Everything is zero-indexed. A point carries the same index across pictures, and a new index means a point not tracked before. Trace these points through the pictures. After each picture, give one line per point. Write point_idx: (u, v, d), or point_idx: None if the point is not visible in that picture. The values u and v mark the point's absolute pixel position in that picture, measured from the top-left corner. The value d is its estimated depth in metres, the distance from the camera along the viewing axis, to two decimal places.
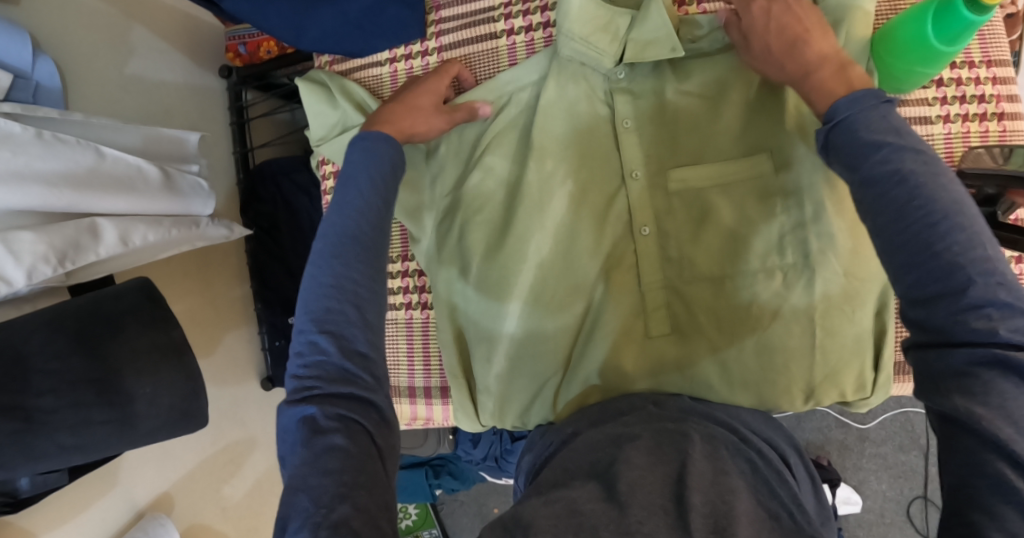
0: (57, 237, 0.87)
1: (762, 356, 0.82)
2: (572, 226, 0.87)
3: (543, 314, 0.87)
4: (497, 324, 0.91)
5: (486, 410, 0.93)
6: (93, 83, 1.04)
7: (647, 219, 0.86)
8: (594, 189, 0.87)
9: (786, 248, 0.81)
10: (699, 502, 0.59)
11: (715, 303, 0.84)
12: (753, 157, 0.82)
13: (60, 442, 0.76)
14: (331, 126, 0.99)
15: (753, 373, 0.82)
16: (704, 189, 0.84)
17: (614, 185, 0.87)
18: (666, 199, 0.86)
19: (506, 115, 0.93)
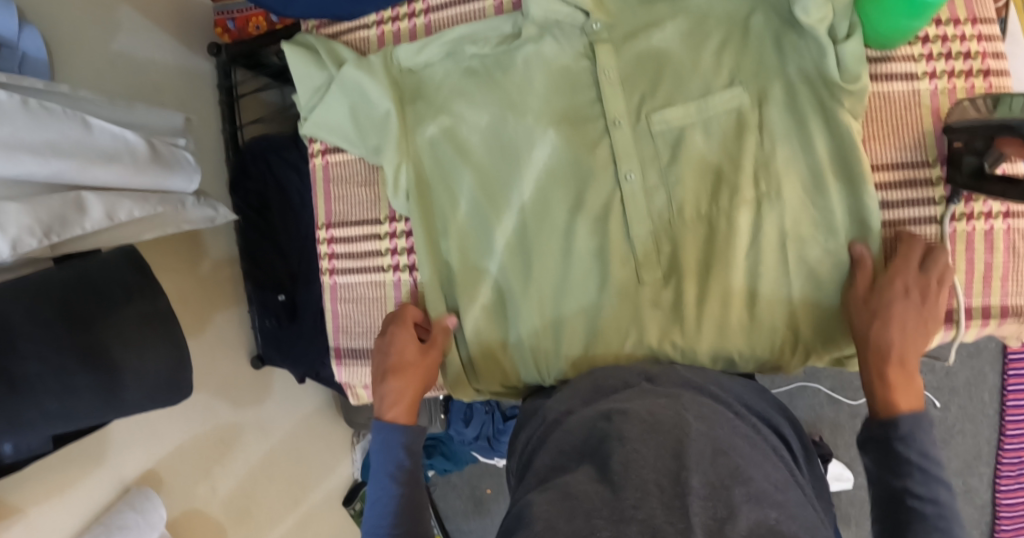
0: (43, 209, 0.86)
1: (755, 299, 0.82)
2: (555, 175, 0.87)
3: (524, 260, 0.89)
4: (482, 277, 0.90)
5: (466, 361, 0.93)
6: (80, 57, 1.02)
7: (633, 165, 0.84)
8: (580, 143, 0.86)
9: (762, 181, 0.81)
10: (698, 484, 0.59)
11: (703, 249, 0.83)
12: (729, 98, 0.82)
13: (47, 408, 0.74)
14: (316, 88, 0.94)
15: (749, 319, 0.83)
16: (685, 128, 0.83)
17: (596, 135, 0.86)
18: (651, 144, 0.84)
19: (480, 64, 0.90)
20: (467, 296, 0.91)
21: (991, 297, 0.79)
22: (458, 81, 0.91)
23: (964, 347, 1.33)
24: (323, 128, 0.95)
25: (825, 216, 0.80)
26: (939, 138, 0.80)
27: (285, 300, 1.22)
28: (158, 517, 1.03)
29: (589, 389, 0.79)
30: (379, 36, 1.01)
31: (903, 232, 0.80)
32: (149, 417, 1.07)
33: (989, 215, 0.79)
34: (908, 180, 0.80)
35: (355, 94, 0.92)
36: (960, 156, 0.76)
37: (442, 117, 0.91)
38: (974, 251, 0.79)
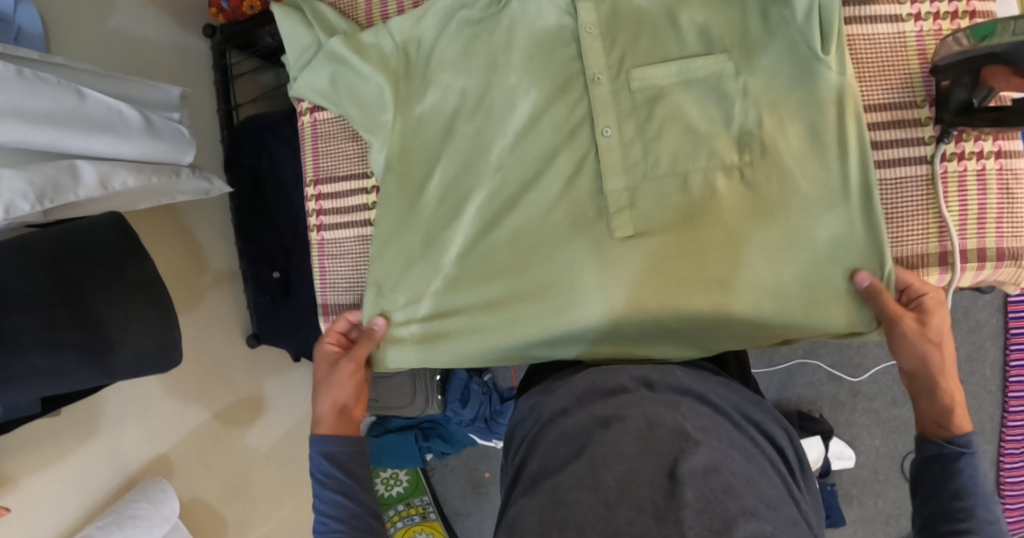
0: (35, 174, 0.87)
1: (765, 260, 0.81)
2: (531, 138, 0.86)
3: (497, 223, 0.87)
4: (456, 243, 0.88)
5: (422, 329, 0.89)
6: (75, 33, 1.03)
7: (610, 120, 0.83)
8: (563, 102, 0.86)
9: (744, 145, 0.81)
10: (692, 498, 0.58)
11: (682, 204, 0.83)
12: (710, 63, 0.81)
13: (32, 363, 0.75)
14: (304, 49, 0.90)
15: (755, 282, 0.81)
16: (667, 87, 0.83)
17: (576, 92, 0.86)
18: (629, 102, 0.83)
19: (467, 28, 0.88)
20: (434, 261, 0.89)
21: (985, 238, 0.80)
22: (446, 45, 0.88)
23: (965, 322, 1.31)
24: (312, 90, 0.91)
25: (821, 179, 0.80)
26: (926, 79, 0.81)
27: (280, 277, 1.24)
28: (173, 510, 1.04)
29: (583, 389, 0.74)
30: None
31: (889, 172, 0.80)
32: (143, 392, 1.06)
33: (981, 156, 0.80)
34: (896, 121, 0.80)
35: (341, 63, 0.89)
36: (948, 95, 0.76)
37: (428, 85, 0.89)
38: (967, 193, 0.80)
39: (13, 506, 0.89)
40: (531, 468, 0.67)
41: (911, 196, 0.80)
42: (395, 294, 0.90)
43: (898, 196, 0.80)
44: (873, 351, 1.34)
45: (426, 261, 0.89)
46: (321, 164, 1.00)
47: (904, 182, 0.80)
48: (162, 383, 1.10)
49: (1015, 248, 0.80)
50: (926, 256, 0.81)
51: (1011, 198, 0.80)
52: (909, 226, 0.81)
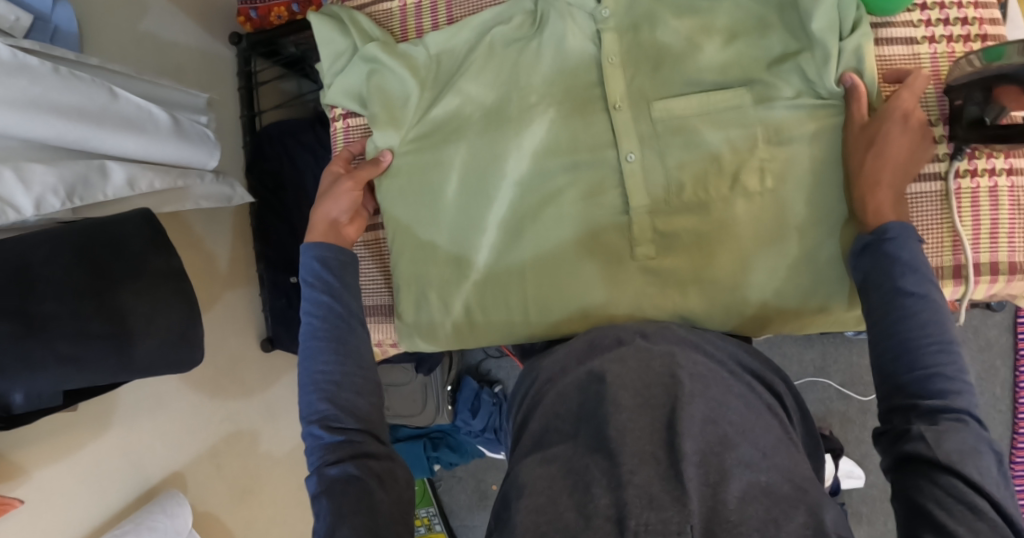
0: (67, 170, 0.88)
1: (770, 282, 0.76)
2: (552, 154, 0.78)
3: (519, 238, 0.80)
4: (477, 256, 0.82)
5: (443, 335, 0.84)
6: (108, 35, 1.06)
7: (633, 145, 0.75)
8: (581, 130, 0.77)
9: (767, 176, 0.74)
10: (692, 450, 0.58)
11: (700, 233, 0.76)
12: (731, 97, 0.74)
13: (57, 348, 0.74)
14: (338, 56, 0.85)
15: (762, 305, 0.76)
16: (688, 120, 0.75)
17: (596, 122, 0.77)
18: (650, 130, 0.76)
19: (498, 45, 0.81)
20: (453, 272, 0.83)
21: (997, 253, 0.77)
22: (477, 55, 0.81)
23: (976, 341, 1.31)
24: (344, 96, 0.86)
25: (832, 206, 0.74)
26: (940, 98, 0.76)
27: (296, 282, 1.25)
28: (186, 525, 1.03)
29: (583, 345, 0.74)
30: (403, 10, 0.89)
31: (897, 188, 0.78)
32: (158, 389, 1.07)
33: (992, 172, 0.76)
34: None
35: (377, 69, 0.83)
36: (959, 112, 0.72)
37: (454, 91, 0.81)
38: (980, 209, 0.77)
39: (26, 498, 0.88)
40: (533, 428, 0.68)
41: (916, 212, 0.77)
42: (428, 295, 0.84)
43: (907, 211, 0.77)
44: None
45: (447, 271, 0.83)
46: None
47: (917, 200, 0.77)
48: (179, 380, 1.10)
49: None
50: (938, 271, 0.77)
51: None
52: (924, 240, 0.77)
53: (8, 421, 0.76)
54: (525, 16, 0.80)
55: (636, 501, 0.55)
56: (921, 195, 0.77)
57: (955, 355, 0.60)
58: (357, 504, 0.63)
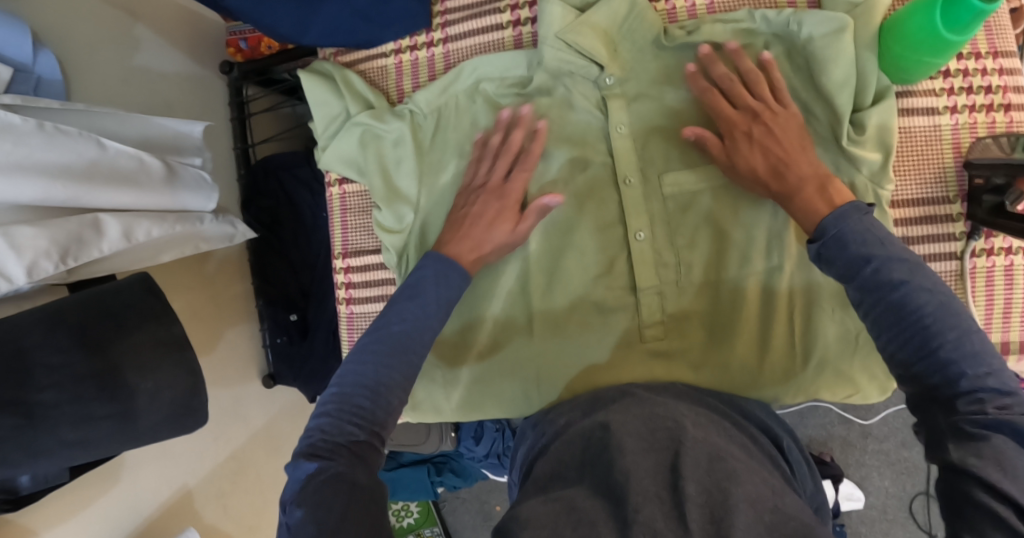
0: (59, 229, 0.82)
1: (782, 352, 0.74)
2: (565, 230, 0.77)
3: (529, 306, 0.79)
4: (486, 323, 0.80)
5: (448, 407, 0.80)
6: (94, 77, 1.02)
7: (643, 223, 0.74)
8: (590, 205, 0.76)
9: (775, 253, 0.73)
10: (695, 492, 0.55)
11: (707, 312, 0.75)
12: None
13: (62, 437, 0.73)
14: (333, 118, 0.82)
15: (771, 378, 0.74)
16: (698, 194, 0.75)
17: (603, 197, 0.76)
18: (662, 209, 0.75)
19: (496, 108, 0.79)
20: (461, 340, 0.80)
21: (1010, 333, 0.74)
22: (474, 118, 0.79)
23: None
24: (341, 161, 0.81)
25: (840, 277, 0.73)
26: (960, 172, 0.74)
27: (297, 318, 1.22)
28: None
29: (588, 399, 0.73)
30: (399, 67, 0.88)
31: None
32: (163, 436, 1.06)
33: (1009, 251, 0.73)
34: (927, 216, 0.74)
35: (374, 135, 0.80)
36: (979, 193, 0.71)
37: (451, 156, 0.80)
38: (991, 290, 0.74)
39: None
40: (537, 472, 0.66)
41: None
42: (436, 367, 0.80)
43: None
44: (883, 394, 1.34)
45: (455, 343, 0.81)
46: (349, 237, 0.84)
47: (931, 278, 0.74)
48: None
49: None
50: None
51: None
52: None
53: (13, 502, 0.77)
54: (517, 79, 0.78)
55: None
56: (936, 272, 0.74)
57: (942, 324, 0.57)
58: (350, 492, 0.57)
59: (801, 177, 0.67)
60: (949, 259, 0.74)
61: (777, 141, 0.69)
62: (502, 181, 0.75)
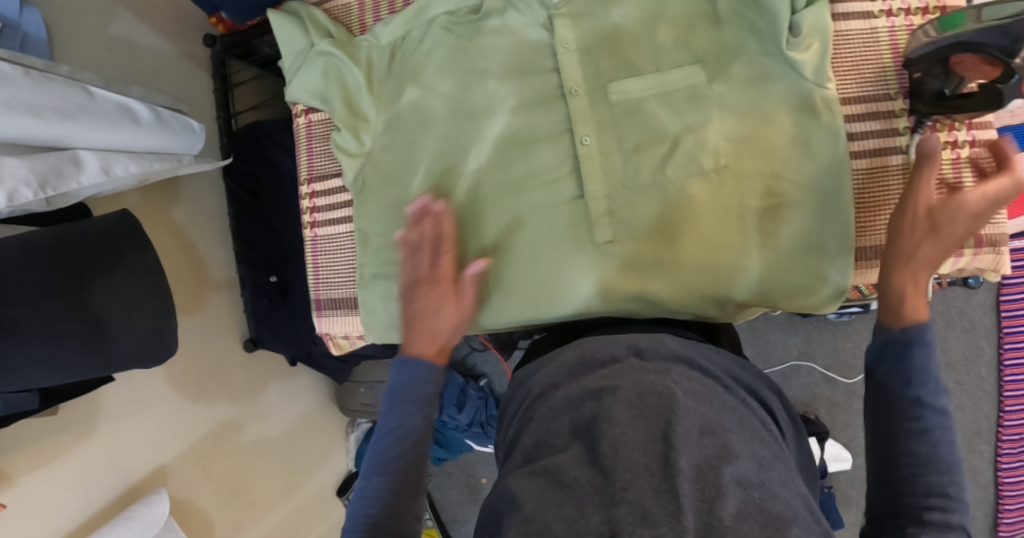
0: (40, 161, 0.81)
1: (742, 262, 0.70)
2: (515, 146, 0.75)
3: (479, 227, 0.76)
4: (435, 247, 0.77)
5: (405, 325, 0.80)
6: (77, 40, 1.04)
7: (590, 127, 0.72)
8: (539, 124, 0.74)
9: (721, 154, 0.69)
10: (687, 465, 0.53)
11: (660, 214, 0.71)
12: (683, 74, 0.70)
13: (31, 351, 0.75)
14: (299, 53, 0.84)
15: (724, 290, 0.70)
16: (645, 101, 0.71)
17: (551, 114, 0.74)
18: (609, 115, 0.72)
19: (450, 33, 0.77)
20: (416, 257, 0.78)
21: None
22: (431, 47, 0.77)
23: (961, 322, 1.31)
24: (305, 92, 0.83)
25: (796, 175, 0.69)
26: (899, 71, 0.74)
27: (277, 281, 1.23)
28: (164, 511, 1.03)
29: (571, 360, 0.68)
30: (361, 5, 0.86)
31: (856, 163, 0.73)
32: (142, 394, 1.06)
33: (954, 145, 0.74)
34: (871, 113, 0.73)
35: (335, 63, 0.80)
36: (920, 84, 0.70)
37: (406, 87, 0.78)
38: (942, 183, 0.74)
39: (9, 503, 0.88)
40: (524, 443, 0.62)
41: (880, 188, 0.73)
42: (387, 283, 0.79)
43: (869, 186, 0.73)
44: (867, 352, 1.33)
45: None
46: (316, 164, 0.87)
47: (881, 173, 0.73)
48: (163, 384, 1.10)
49: (992, 235, 0.74)
50: None
51: None
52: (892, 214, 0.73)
53: None
54: (472, 7, 0.77)
55: (630, 518, 0.49)
56: (889, 166, 0.73)
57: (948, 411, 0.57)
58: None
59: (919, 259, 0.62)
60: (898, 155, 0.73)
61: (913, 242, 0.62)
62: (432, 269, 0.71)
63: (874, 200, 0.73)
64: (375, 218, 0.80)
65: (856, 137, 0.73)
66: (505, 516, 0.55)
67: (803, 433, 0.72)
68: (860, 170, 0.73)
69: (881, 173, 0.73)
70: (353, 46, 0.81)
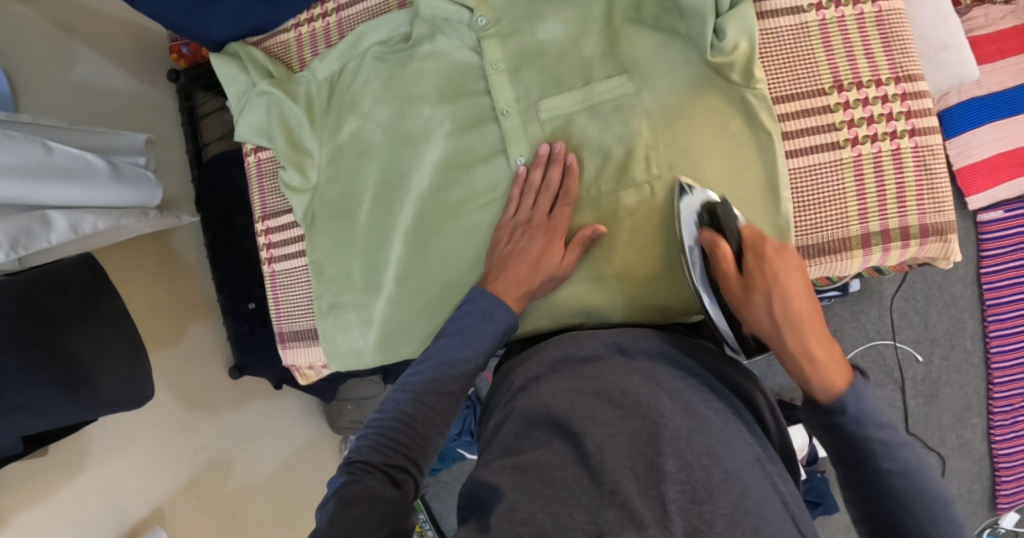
0: (7, 223, 0.82)
1: (675, 265, 0.74)
2: (453, 169, 0.78)
3: (425, 250, 0.80)
4: (387, 271, 0.82)
5: (366, 347, 0.84)
6: (41, 87, 1.05)
7: (524, 147, 0.75)
8: (474, 148, 0.77)
9: (653, 164, 0.72)
10: (672, 468, 0.54)
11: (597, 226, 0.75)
12: (612, 85, 0.72)
13: (10, 401, 0.76)
14: (242, 92, 0.86)
15: (660, 294, 0.75)
16: (574, 116, 0.74)
17: (485, 137, 0.77)
18: (540, 132, 0.75)
19: (382, 63, 0.79)
20: (370, 283, 0.83)
21: (907, 217, 0.73)
22: (367, 79, 0.80)
23: (942, 297, 1.30)
24: (251, 130, 0.86)
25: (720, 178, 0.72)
26: (831, 63, 0.73)
27: (255, 307, 1.25)
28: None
29: (557, 355, 0.70)
30: (298, 39, 0.89)
31: (797, 161, 0.73)
32: (132, 427, 1.09)
33: (894, 135, 0.73)
34: (806, 110, 0.73)
35: (275, 101, 0.83)
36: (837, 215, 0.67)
37: (346, 120, 0.81)
38: (886, 174, 0.72)
39: None
40: (505, 433, 0.63)
41: (816, 186, 0.73)
42: (347, 313, 0.84)
43: (806, 183, 0.73)
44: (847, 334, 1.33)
45: (364, 289, 0.83)
46: (268, 202, 0.91)
47: (815, 170, 0.73)
48: (152, 417, 1.12)
49: (939, 224, 0.73)
50: (847, 242, 0.73)
51: (931, 175, 0.73)
52: (831, 208, 0.73)
53: None
54: (403, 37, 0.79)
55: (618, 521, 0.51)
56: (832, 161, 0.73)
57: (932, 484, 0.57)
58: (382, 516, 0.57)
59: (804, 305, 0.64)
60: (838, 149, 0.73)
61: (801, 329, 0.64)
62: (546, 217, 0.73)
63: (817, 197, 0.73)
64: (331, 248, 0.84)
65: (791, 135, 0.73)
66: (489, 507, 0.55)
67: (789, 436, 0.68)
68: (801, 168, 0.73)
69: (814, 170, 0.73)
70: (292, 82, 0.84)
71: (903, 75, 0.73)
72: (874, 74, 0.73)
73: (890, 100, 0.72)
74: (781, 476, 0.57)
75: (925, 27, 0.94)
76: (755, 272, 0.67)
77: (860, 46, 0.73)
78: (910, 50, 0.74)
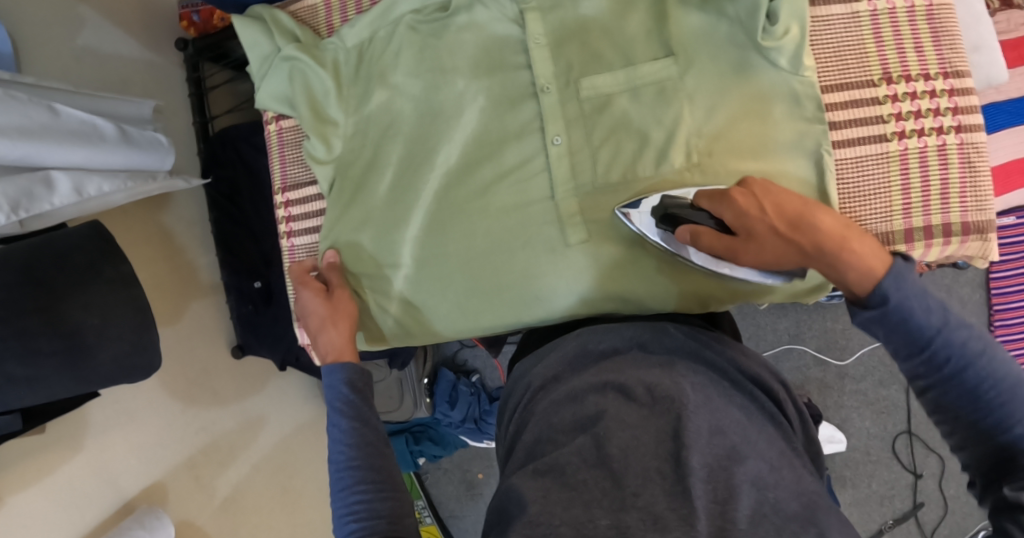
0: (7, 184, 0.78)
1: None
2: (486, 146, 0.76)
3: (451, 228, 0.78)
4: (412, 249, 0.80)
5: (388, 327, 0.83)
6: (46, 48, 1.00)
7: (560, 127, 0.73)
8: (508, 124, 0.76)
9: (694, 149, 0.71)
10: (698, 466, 0.51)
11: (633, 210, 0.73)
12: (657, 66, 0.71)
13: (9, 376, 0.73)
14: (265, 58, 0.84)
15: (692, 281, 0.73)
16: (615, 95, 0.73)
17: (519, 114, 0.75)
18: (578, 111, 0.73)
19: (415, 32, 0.77)
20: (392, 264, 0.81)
21: (950, 214, 0.72)
22: (399, 48, 0.78)
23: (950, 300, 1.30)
24: (273, 98, 0.84)
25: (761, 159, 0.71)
26: (881, 55, 0.73)
27: (261, 286, 1.22)
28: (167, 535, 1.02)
29: (574, 351, 0.69)
30: (327, 6, 0.86)
31: (842, 152, 0.72)
32: (130, 406, 1.05)
33: (941, 131, 0.72)
34: (855, 100, 0.72)
35: (300, 68, 0.80)
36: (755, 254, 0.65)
37: (375, 90, 0.79)
38: (931, 170, 0.72)
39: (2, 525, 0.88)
40: (526, 439, 0.61)
41: (860, 178, 0.72)
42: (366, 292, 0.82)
43: (852, 176, 0.72)
44: (855, 332, 1.33)
45: (386, 268, 0.81)
46: (289, 172, 0.90)
47: (861, 162, 0.72)
48: (150, 397, 1.09)
49: (980, 223, 0.72)
50: (890, 236, 0.72)
51: (975, 171, 0.72)
52: (874, 203, 0.72)
53: None
54: (439, 6, 0.77)
55: (640, 524, 0.48)
56: (879, 154, 0.72)
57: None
58: None
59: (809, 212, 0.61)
60: (885, 143, 0.72)
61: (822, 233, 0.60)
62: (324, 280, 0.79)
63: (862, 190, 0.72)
64: (354, 224, 0.82)
65: (837, 126, 0.72)
66: (513, 518, 0.53)
67: (812, 429, 0.67)
68: (847, 161, 0.72)
69: (859, 163, 0.72)
70: (319, 49, 0.81)
71: (951, 70, 0.72)
72: (922, 67, 0.72)
73: (939, 94, 0.72)
74: (808, 470, 0.56)
75: (959, 25, 0.93)
76: (747, 225, 0.62)
77: (910, 39, 0.73)
78: (959, 45, 0.73)
